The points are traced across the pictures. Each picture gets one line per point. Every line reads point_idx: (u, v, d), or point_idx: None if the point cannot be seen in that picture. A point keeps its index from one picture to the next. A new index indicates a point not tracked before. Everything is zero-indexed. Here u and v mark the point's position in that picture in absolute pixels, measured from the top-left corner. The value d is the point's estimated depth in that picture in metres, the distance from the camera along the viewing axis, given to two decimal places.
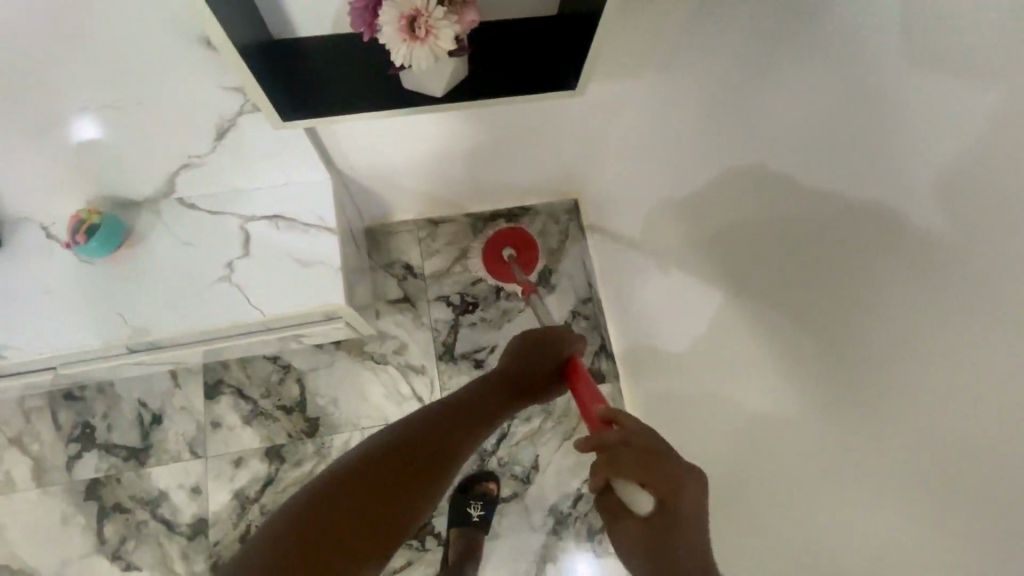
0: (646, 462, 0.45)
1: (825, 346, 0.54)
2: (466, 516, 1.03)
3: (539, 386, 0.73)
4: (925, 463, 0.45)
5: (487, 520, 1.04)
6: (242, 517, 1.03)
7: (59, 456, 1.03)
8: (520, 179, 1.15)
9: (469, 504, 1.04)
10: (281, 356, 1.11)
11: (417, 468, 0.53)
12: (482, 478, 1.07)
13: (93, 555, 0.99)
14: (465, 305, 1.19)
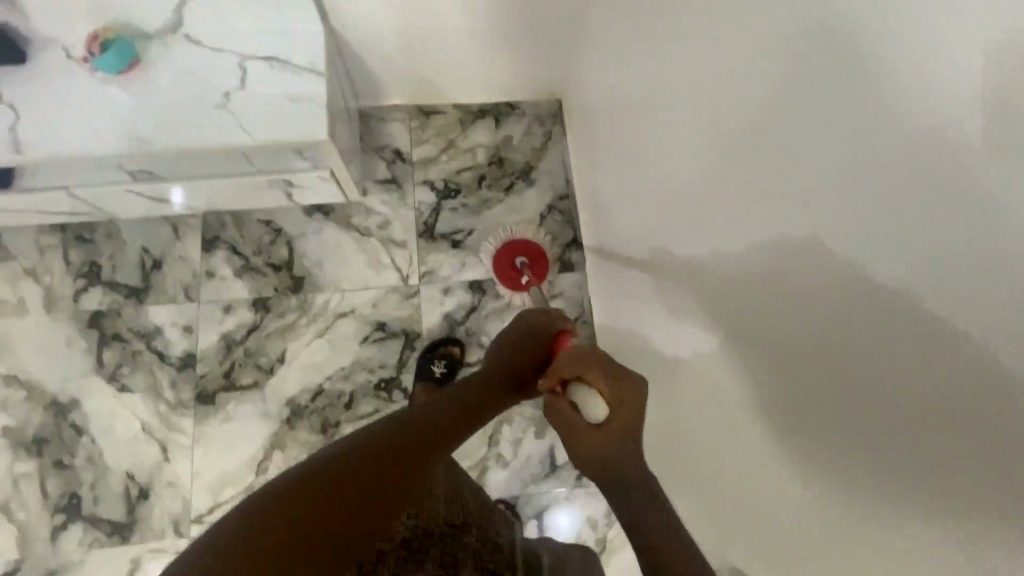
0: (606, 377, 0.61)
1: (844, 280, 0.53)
2: (431, 372, 1.12)
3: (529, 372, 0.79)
4: None
5: (450, 376, 1.13)
6: (228, 355, 1.12)
7: (67, 289, 1.13)
8: (504, 67, 1.22)
9: (433, 362, 1.13)
10: (274, 220, 1.20)
11: (391, 470, 0.64)
12: (447, 342, 1.16)
13: (92, 376, 1.09)
14: (448, 192, 1.26)
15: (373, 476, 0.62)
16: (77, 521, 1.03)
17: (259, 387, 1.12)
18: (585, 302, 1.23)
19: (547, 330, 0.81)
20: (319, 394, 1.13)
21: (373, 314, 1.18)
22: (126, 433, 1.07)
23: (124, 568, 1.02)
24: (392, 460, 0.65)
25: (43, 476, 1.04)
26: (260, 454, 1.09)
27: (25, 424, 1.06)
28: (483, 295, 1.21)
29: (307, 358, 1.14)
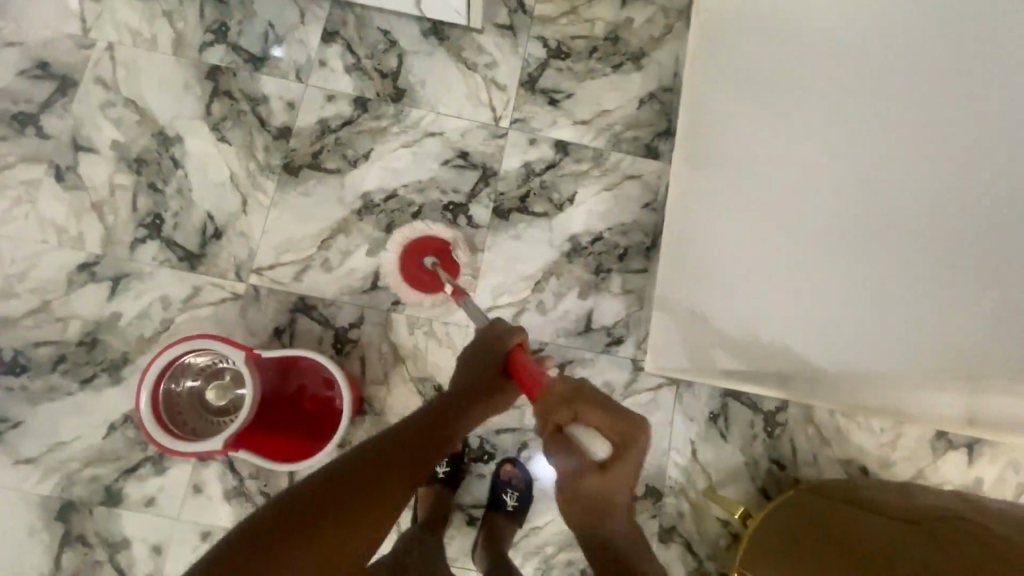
0: (612, 430, 0.74)
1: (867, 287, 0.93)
2: (432, 473, 1.06)
3: (487, 382, 0.85)
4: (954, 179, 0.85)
5: (454, 477, 1.07)
6: (321, 139, 1.19)
7: (195, 40, 1.20)
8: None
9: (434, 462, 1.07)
10: (392, 32, 1.25)
11: (368, 501, 0.65)
12: None
13: (199, 121, 1.17)
14: (559, 53, 1.28)
15: (345, 498, 0.63)
16: (154, 239, 1.12)
17: (340, 174, 1.18)
18: (660, 192, 1.24)
19: (501, 344, 0.85)
20: (391, 197, 1.18)
21: (459, 142, 1.22)
22: (216, 178, 1.15)
23: (185, 291, 1.11)
24: (367, 484, 0.66)
25: (137, 193, 1.14)
26: (327, 232, 1.16)
27: (133, 144, 1.15)
28: (564, 156, 1.24)
29: (389, 163, 1.20)
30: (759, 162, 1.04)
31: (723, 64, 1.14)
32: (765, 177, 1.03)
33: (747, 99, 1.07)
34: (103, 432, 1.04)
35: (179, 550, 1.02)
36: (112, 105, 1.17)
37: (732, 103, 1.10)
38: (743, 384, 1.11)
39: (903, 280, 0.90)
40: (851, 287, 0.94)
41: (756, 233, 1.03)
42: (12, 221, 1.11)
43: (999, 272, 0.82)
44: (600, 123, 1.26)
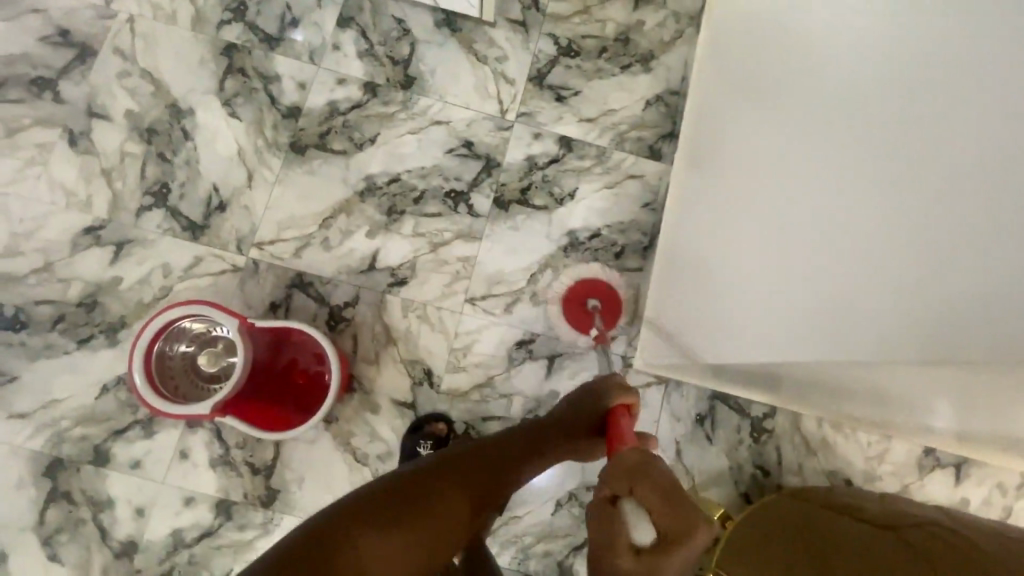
0: (665, 504, 0.63)
1: (841, 290, 0.90)
2: (415, 454, 1.05)
3: (577, 434, 0.82)
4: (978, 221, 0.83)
5: None
6: (329, 121, 1.21)
7: (214, 17, 1.23)
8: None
9: (419, 443, 1.06)
10: (406, 21, 1.27)
11: (441, 512, 0.68)
12: (432, 419, 1.09)
13: (211, 95, 1.20)
14: (569, 51, 1.30)
15: (418, 507, 0.67)
16: (160, 208, 1.14)
17: (346, 156, 1.20)
18: (660, 192, 1.25)
19: (596, 399, 0.83)
20: (395, 181, 1.20)
21: (465, 132, 1.24)
22: (224, 152, 1.18)
23: (186, 260, 1.13)
24: (441, 498, 0.69)
25: (146, 162, 1.16)
26: (329, 212, 1.18)
27: (146, 114, 1.18)
28: (568, 152, 1.25)
29: (394, 148, 1.21)
30: (754, 161, 1.02)
31: (725, 62, 1.13)
32: (756, 176, 1.01)
33: (749, 98, 1.06)
34: (96, 393, 1.06)
35: (161, 514, 1.03)
36: (128, 76, 1.19)
37: (733, 100, 1.09)
38: (732, 388, 1.10)
39: (930, 315, 0.84)
40: (827, 292, 0.91)
41: (757, 233, 0.99)
42: (24, 182, 1.13)
43: (992, 305, 0.80)
44: (605, 122, 1.27)
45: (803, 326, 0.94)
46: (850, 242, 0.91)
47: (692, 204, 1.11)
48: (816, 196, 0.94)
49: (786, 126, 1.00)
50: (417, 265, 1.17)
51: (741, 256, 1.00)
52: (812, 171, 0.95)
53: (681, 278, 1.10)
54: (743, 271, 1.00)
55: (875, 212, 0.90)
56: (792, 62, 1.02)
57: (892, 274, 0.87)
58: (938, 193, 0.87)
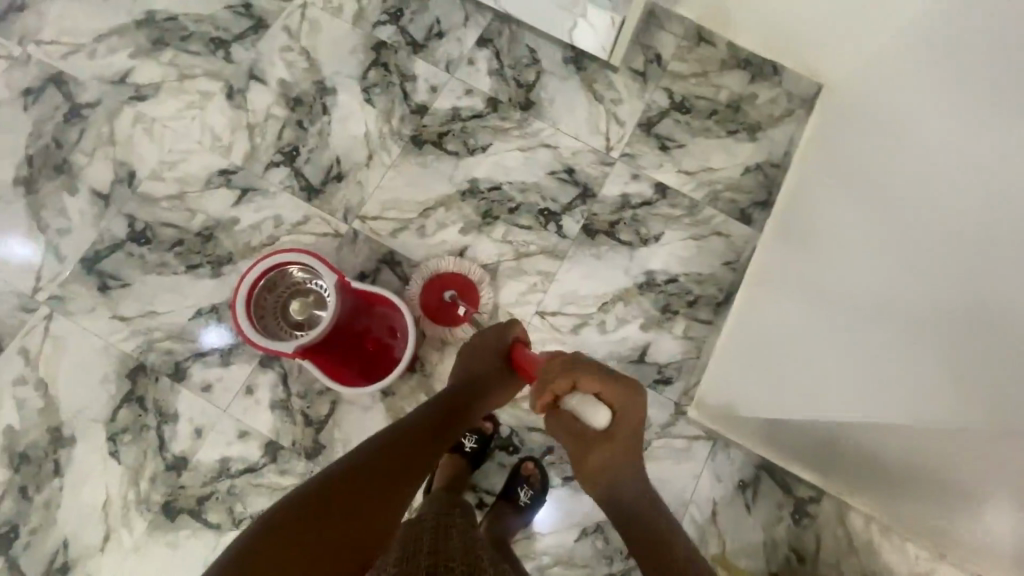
0: (607, 390, 0.82)
1: (840, 358, 0.85)
2: (460, 444, 1.09)
3: (487, 383, 0.93)
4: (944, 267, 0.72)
5: (478, 454, 1.10)
6: (450, 124, 1.32)
7: (373, 16, 1.38)
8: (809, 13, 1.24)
9: (465, 434, 1.10)
10: (537, 51, 1.38)
11: (365, 500, 0.68)
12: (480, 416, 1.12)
13: (355, 81, 1.34)
14: (680, 107, 1.37)
15: (340, 498, 0.66)
16: (286, 167, 1.27)
17: (457, 157, 1.30)
18: (743, 254, 1.28)
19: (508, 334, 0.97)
20: (496, 190, 1.28)
21: (569, 159, 1.32)
22: (353, 132, 1.30)
23: (297, 216, 1.23)
24: (360, 486, 0.69)
25: (286, 125, 1.30)
26: (430, 203, 1.27)
27: (296, 85, 1.33)
28: (661, 197, 1.30)
29: (502, 159, 1.30)
30: (817, 233, 1.04)
31: (818, 154, 1.19)
32: (813, 250, 1.03)
33: (839, 174, 1.06)
34: (190, 314, 1.15)
35: (216, 439, 1.09)
36: (290, 51, 1.35)
37: (823, 180, 1.11)
38: (779, 456, 1.08)
39: (902, 373, 0.74)
40: (830, 359, 0.87)
41: (804, 302, 0.99)
42: (181, 120, 1.29)
43: (953, 355, 0.67)
44: (702, 178, 1.33)
45: (814, 397, 0.90)
46: (856, 311, 0.86)
47: (773, 271, 1.13)
48: (844, 264, 0.93)
49: (842, 198, 1.01)
50: (499, 269, 1.23)
51: (788, 326, 1.01)
52: (849, 239, 0.94)
53: (748, 329, 1.11)
54: (784, 340, 1.00)
55: (877, 272, 0.84)
56: (865, 136, 1.03)
57: (880, 334, 0.80)
58: (924, 237, 0.78)
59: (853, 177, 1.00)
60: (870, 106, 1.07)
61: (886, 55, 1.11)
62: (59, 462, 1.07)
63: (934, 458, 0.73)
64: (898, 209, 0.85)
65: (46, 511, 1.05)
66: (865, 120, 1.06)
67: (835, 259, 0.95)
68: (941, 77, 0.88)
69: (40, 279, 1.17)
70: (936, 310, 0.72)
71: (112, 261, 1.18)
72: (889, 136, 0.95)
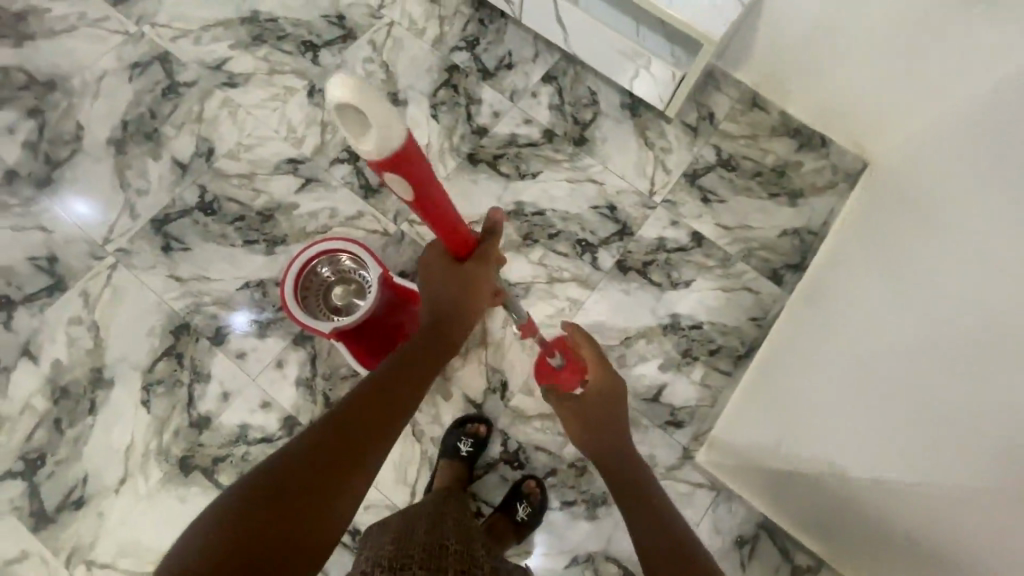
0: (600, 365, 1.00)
1: (855, 407, 0.88)
2: (456, 449, 1.11)
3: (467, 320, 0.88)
4: (964, 326, 0.77)
5: (475, 457, 1.12)
6: (506, 147, 1.40)
7: (451, 42, 1.50)
8: (879, 88, 1.26)
9: (460, 439, 1.12)
10: (597, 94, 1.47)
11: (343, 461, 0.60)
12: (473, 420, 1.15)
13: (425, 97, 1.44)
14: (726, 164, 1.43)
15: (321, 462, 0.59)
16: (350, 165, 1.36)
17: (508, 179, 1.37)
18: (770, 312, 1.30)
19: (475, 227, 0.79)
20: (539, 214, 1.35)
21: (613, 197, 1.37)
22: (415, 142, 1.39)
23: (351, 211, 1.31)
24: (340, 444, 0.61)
25: None
26: (475, 218, 1.34)
27: (371, 93, 1.43)
28: (696, 246, 1.35)
29: (549, 187, 1.37)
30: (842, 296, 1.08)
31: (852, 227, 1.24)
32: (835, 310, 1.08)
33: (868, 246, 1.12)
34: (239, 285, 1.23)
35: (241, 405, 1.15)
36: (371, 62, 1.47)
37: (853, 251, 1.17)
38: (787, 510, 1.07)
39: (919, 422, 0.76)
40: (843, 408, 0.90)
41: (820, 355, 1.03)
42: (264, 109, 1.40)
43: (966, 407, 0.70)
44: (738, 234, 1.36)
45: (824, 444, 0.92)
46: (873, 366, 0.90)
47: (791, 329, 1.17)
48: (867, 324, 0.97)
49: (871, 267, 1.06)
50: (531, 289, 1.29)
51: (800, 375, 1.04)
52: (875, 302, 0.99)
53: (759, 378, 1.14)
54: (794, 389, 1.04)
55: (898, 333, 0.89)
56: (899, 215, 1.09)
57: (895, 386, 0.83)
58: (948, 301, 0.83)
59: (886, 249, 1.06)
60: (908, 190, 1.13)
61: (925, 149, 1.17)
62: (94, 402, 1.14)
63: (940, 499, 0.72)
64: (928, 277, 0.90)
65: (73, 446, 1.11)
66: (902, 201, 1.12)
67: (858, 318, 1.00)
68: (971, 162, 0.95)
69: (111, 232, 1.26)
70: (953, 365, 0.75)
71: (179, 225, 1.28)
72: (923, 214, 1.02)
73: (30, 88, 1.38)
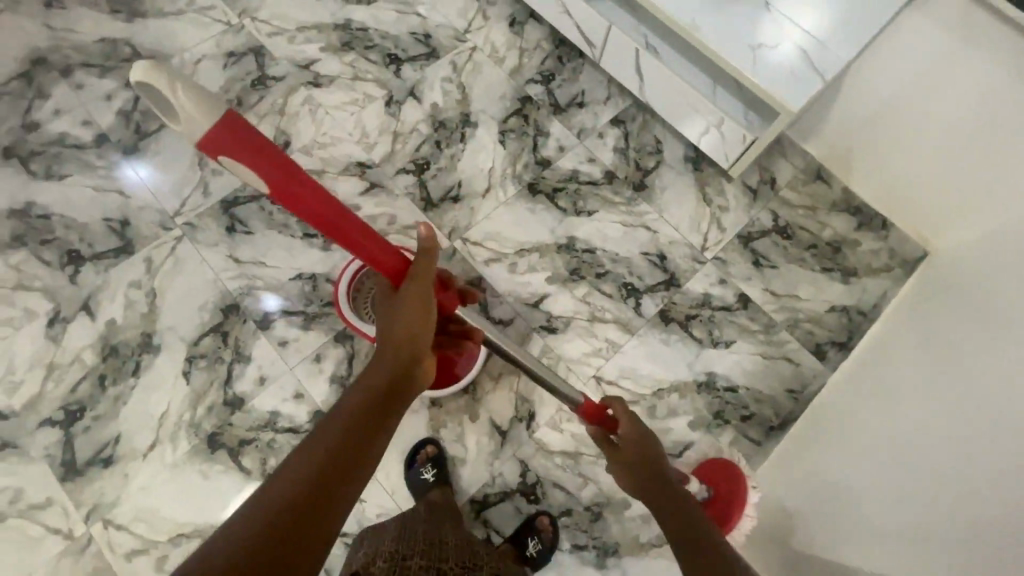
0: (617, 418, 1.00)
1: (880, 486, 0.89)
2: (423, 481, 1.10)
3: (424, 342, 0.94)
4: (1000, 414, 0.78)
5: (443, 476, 1.11)
6: (565, 182, 1.43)
7: (528, 73, 1.54)
8: (943, 180, 1.26)
9: (422, 471, 1.12)
10: (663, 143, 1.49)
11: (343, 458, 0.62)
12: (418, 448, 1.15)
13: (495, 122, 1.48)
14: (781, 231, 1.42)
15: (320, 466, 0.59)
16: (414, 177, 1.41)
17: (563, 213, 1.39)
18: (808, 386, 1.28)
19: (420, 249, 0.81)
20: (588, 252, 1.36)
21: (664, 246, 1.38)
22: (480, 164, 1.43)
23: (409, 220, 1.35)
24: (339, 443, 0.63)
25: (425, 141, 1.45)
26: (526, 246, 1.36)
27: (445, 111, 1.49)
28: (741, 307, 1.34)
29: (603, 227, 1.39)
30: (883, 378, 1.10)
31: (902, 316, 1.25)
32: (874, 390, 1.08)
33: (913, 334, 1.14)
34: (291, 275, 1.27)
35: (274, 392, 1.17)
36: (449, 81, 1.52)
37: (898, 337, 1.18)
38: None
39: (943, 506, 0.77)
40: (867, 485, 0.91)
41: (849, 431, 1.03)
42: (342, 112, 1.47)
43: (991, 493, 0.71)
44: (786, 302, 1.35)
45: (841, 518, 0.92)
46: (903, 446, 0.90)
47: (825, 404, 1.18)
48: (902, 405, 0.98)
49: (915, 352, 1.08)
50: (571, 324, 1.30)
51: (828, 449, 1.05)
52: (914, 385, 1.00)
53: (794, 448, 1.15)
54: (822, 461, 1.04)
55: (932, 417, 0.90)
56: (950, 305, 1.11)
57: (923, 467, 0.84)
58: (986, 391, 0.84)
59: (932, 337, 1.07)
60: (963, 286, 1.12)
61: (987, 252, 1.16)
62: (139, 364, 1.18)
63: None
64: (969, 367, 0.92)
65: (112, 405, 1.15)
66: (955, 294, 1.13)
67: (894, 399, 1.01)
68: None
69: (182, 205, 1.32)
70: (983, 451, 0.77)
71: (245, 208, 1.33)
72: (974, 306, 1.03)
73: (132, 61, 1.46)
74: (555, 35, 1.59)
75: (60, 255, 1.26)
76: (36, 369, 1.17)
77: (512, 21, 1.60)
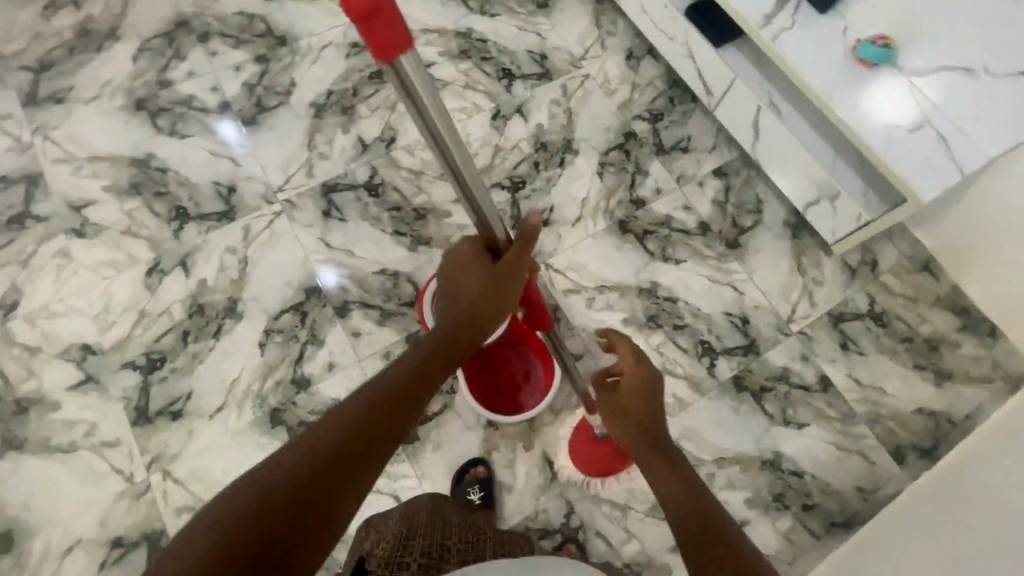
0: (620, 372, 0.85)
1: None
2: (467, 501, 1.10)
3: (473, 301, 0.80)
4: None
5: (487, 501, 1.11)
6: (657, 226, 1.40)
7: (636, 109, 1.53)
8: None
9: (467, 491, 1.11)
10: (764, 203, 1.44)
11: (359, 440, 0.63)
12: (468, 466, 1.14)
13: (596, 153, 1.47)
14: (876, 317, 1.35)
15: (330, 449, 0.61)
16: (508, 194, 1.42)
17: (650, 257, 1.37)
18: (880, 487, 1.20)
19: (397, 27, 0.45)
20: (669, 300, 1.33)
21: (748, 310, 1.33)
22: (574, 191, 1.43)
23: None
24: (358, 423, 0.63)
25: (524, 161, 1.46)
26: (607, 283, 1.34)
27: (548, 134, 1.49)
28: (820, 389, 1.27)
29: (688, 278, 1.35)
30: (956, 484, 1.02)
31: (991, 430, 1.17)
32: (946, 497, 1.01)
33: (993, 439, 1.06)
34: (375, 269, 1.29)
35: (340, 380, 1.19)
36: (556, 104, 1.52)
37: (980, 442, 1.10)
38: None
39: None
40: None
41: (918, 535, 0.98)
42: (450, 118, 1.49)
43: None
44: (870, 394, 1.28)
45: None
46: (967, 552, 0.85)
47: (896, 510, 1.11)
48: (971, 511, 0.92)
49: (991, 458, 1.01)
50: None
51: (892, 551, 0.99)
52: (985, 491, 0.94)
53: (856, 547, 1.09)
54: (879, 563, 0.99)
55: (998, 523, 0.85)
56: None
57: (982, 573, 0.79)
58: None
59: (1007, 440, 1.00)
60: None
61: None
62: (221, 327, 1.22)
63: None
64: None
65: (190, 361, 1.20)
66: None
67: (965, 506, 0.95)
68: None
69: (286, 182, 1.37)
70: None
71: (342, 196, 1.37)
72: None
73: (264, 37, 1.53)
74: (670, 75, 1.57)
75: (169, 209, 1.33)
76: (129, 313, 1.23)
77: (629, 55, 1.58)
